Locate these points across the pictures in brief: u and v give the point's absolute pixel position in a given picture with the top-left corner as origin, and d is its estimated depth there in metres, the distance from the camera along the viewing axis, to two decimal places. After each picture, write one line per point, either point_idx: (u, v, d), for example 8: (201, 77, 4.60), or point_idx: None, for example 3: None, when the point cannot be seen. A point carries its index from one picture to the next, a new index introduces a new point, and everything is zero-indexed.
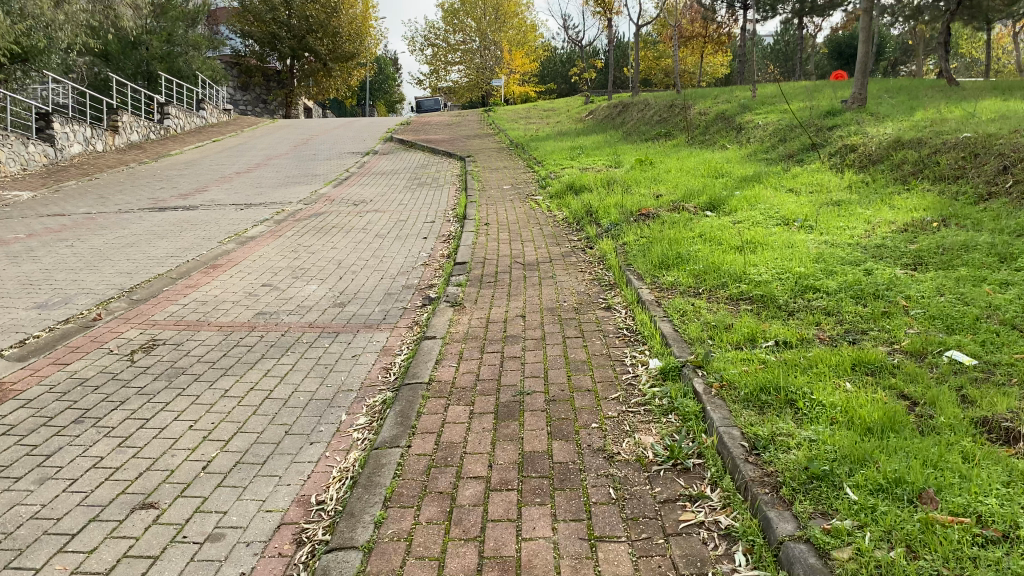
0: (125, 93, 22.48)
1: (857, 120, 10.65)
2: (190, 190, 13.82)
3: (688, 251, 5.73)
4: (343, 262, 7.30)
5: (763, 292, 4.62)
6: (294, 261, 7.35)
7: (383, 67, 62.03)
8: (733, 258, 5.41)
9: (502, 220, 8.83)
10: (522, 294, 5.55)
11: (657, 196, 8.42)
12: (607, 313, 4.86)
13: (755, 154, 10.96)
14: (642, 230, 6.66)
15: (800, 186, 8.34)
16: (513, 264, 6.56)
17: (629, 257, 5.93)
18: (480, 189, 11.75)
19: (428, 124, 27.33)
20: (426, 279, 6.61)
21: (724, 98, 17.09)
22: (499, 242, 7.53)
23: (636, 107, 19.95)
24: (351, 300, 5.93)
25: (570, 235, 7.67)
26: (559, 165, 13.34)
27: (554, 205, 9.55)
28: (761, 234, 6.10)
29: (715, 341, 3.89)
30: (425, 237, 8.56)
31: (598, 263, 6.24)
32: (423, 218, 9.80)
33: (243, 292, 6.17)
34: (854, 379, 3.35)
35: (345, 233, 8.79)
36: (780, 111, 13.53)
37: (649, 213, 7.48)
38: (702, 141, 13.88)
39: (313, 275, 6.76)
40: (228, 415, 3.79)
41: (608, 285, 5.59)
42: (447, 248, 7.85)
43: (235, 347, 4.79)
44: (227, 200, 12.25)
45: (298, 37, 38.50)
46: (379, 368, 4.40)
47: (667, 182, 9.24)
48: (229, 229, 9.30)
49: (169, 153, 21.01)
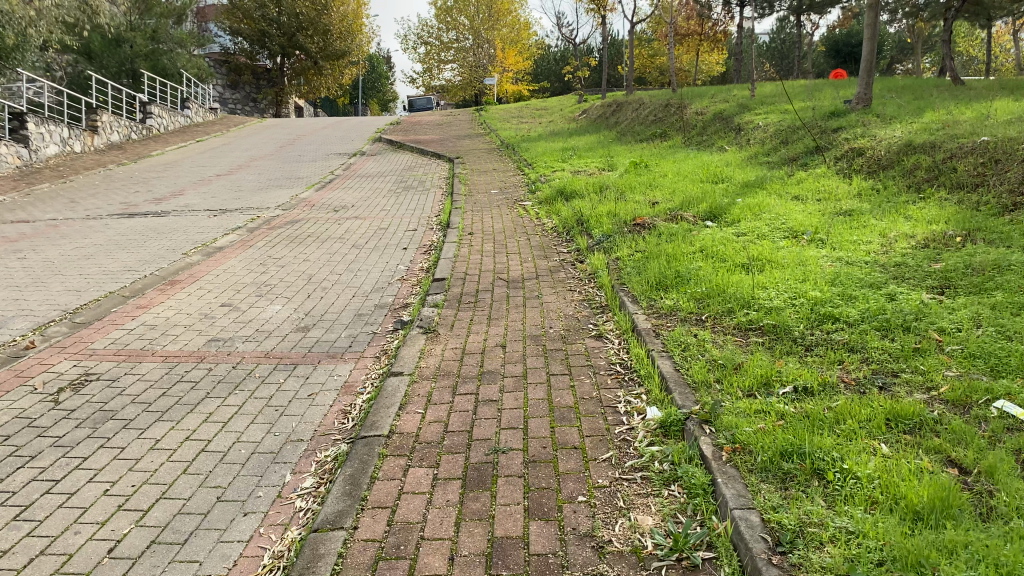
0: (106, 91, 21.85)
1: (863, 122, 10.14)
2: (166, 194, 13.24)
3: (687, 269, 5.20)
4: (314, 277, 6.75)
5: (773, 322, 4.09)
6: (261, 276, 6.79)
7: (376, 65, 61.55)
8: (739, 278, 4.88)
9: (488, 229, 8.30)
10: (503, 318, 5.01)
11: (653, 203, 7.90)
12: (597, 343, 4.32)
13: (756, 158, 10.43)
14: (636, 244, 6.13)
15: (806, 193, 7.83)
16: (496, 281, 6.02)
17: (623, 275, 5.40)
18: (467, 193, 11.23)
19: (419, 124, 26.77)
20: (401, 297, 6.05)
21: (721, 98, 16.58)
22: (483, 255, 6.99)
23: (630, 107, 19.43)
24: (316, 323, 5.37)
25: (560, 247, 7.12)
26: (550, 167, 12.81)
27: (544, 211, 9.03)
28: (767, 251, 5.57)
29: (723, 386, 3.36)
30: (405, 248, 8.01)
31: (589, 282, 5.69)
32: (405, 226, 9.24)
33: (198, 313, 5.61)
34: (890, 441, 2.82)
35: (320, 243, 8.22)
36: (780, 112, 13.02)
37: (644, 224, 6.94)
38: (699, 142, 13.36)
39: (278, 293, 6.20)
40: (154, 474, 3.24)
41: (599, 307, 5.05)
42: (427, 261, 7.31)
43: (177, 385, 4.23)
44: (202, 205, 11.68)
45: (288, 35, 37.60)
46: (336, 412, 3.85)
47: (663, 187, 8.72)
48: (198, 238, 8.73)
49: (150, 154, 20.40)
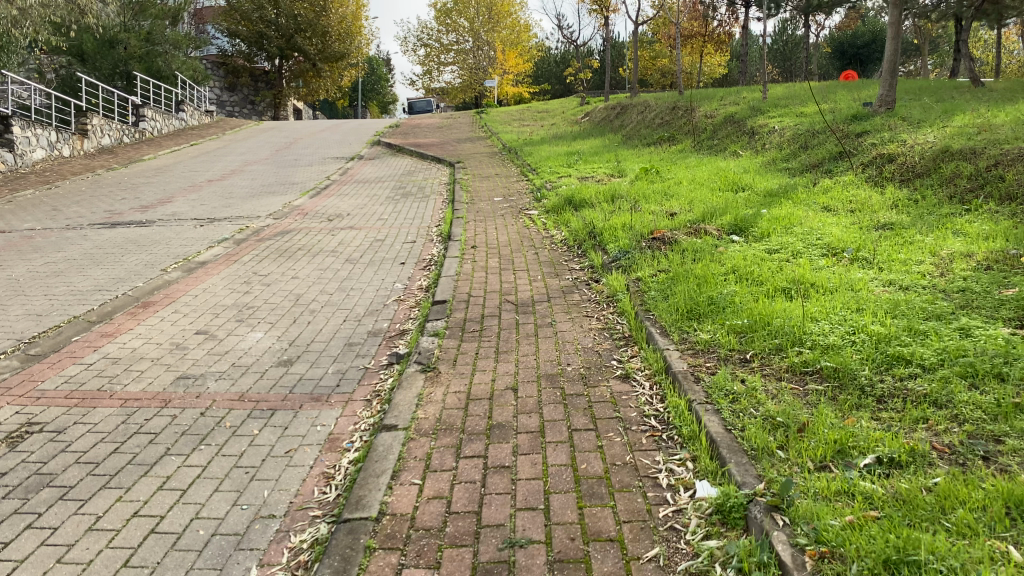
0: (97, 94, 21.22)
1: (890, 125, 9.53)
2: (154, 201, 12.62)
3: (721, 294, 4.58)
4: (302, 297, 6.14)
5: (833, 366, 3.47)
6: (243, 297, 6.17)
7: (375, 67, 60.99)
8: (783, 306, 4.27)
9: (492, 241, 7.69)
10: (514, 350, 4.39)
11: (670, 214, 7.31)
12: (624, 386, 3.70)
13: (775, 164, 9.84)
14: (659, 262, 5.52)
15: (836, 204, 7.22)
16: (503, 304, 5.40)
17: (647, 300, 4.78)
18: (468, 201, 10.64)
19: (419, 126, 26.20)
20: (398, 322, 5.43)
21: (731, 100, 15.98)
22: (488, 273, 6.39)
23: (636, 109, 18.82)
24: (301, 356, 4.75)
25: (571, 264, 6.51)
26: (556, 173, 12.21)
27: (551, 222, 8.43)
28: (808, 272, 4.95)
29: (790, 456, 2.75)
30: (403, 262, 7.38)
31: (608, 307, 5.08)
32: (403, 237, 8.61)
33: (169, 343, 5.00)
34: (1018, 540, 2.19)
35: (310, 257, 7.60)
36: (797, 115, 12.41)
37: (665, 239, 6.34)
38: (710, 147, 12.75)
39: (261, 318, 5.58)
40: (87, 568, 2.62)
41: (622, 339, 4.43)
42: (426, 278, 6.70)
43: (133, 439, 3.61)
44: (189, 214, 11.05)
45: (286, 36, 37.14)
46: (316, 476, 3.24)
47: (680, 196, 8.11)
48: (180, 251, 8.12)
49: (142, 158, 19.78)
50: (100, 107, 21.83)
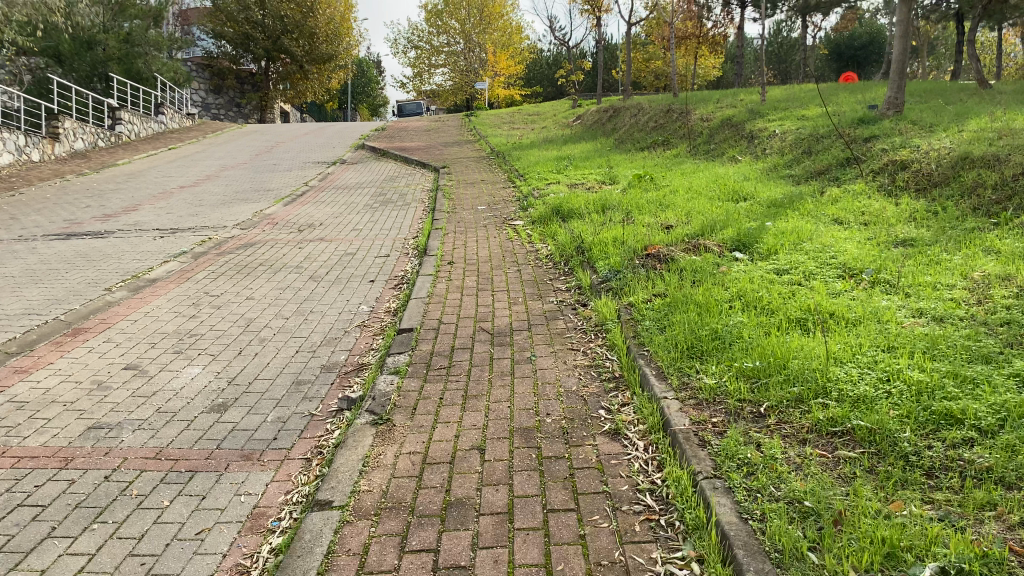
0: (71, 96, 20.50)
1: (899, 129, 8.94)
2: (119, 209, 11.95)
3: (726, 327, 3.96)
4: (254, 323, 5.48)
5: (868, 427, 2.84)
6: (189, 322, 5.52)
7: (366, 70, 60.44)
8: (800, 343, 3.64)
9: (471, 255, 7.07)
10: (484, 393, 3.75)
11: (666, 226, 6.70)
12: (613, 448, 3.07)
13: (776, 172, 9.26)
14: (654, 285, 4.90)
15: (846, 216, 6.63)
16: (477, 332, 4.76)
17: (640, 332, 4.16)
18: (449, 209, 10.02)
19: (406, 130, 25.55)
20: (357, 354, 4.78)
21: (728, 102, 15.42)
22: (464, 293, 5.77)
23: (629, 112, 18.25)
24: (239, 399, 4.09)
25: (557, 283, 5.89)
26: (544, 179, 11.57)
27: (537, 233, 7.82)
28: (823, 299, 4.34)
29: (825, 562, 2.12)
30: (372, 280, 6.73)
31: (596, 338, 4.45)
32: (376, 250, 7.97)
33: (91, 381, 4.34)
34: None
35: (271, 274, 6.94)
36: (798, 119, 11.81)
37: (660, 256, 5.73)
38: (707, 152, 12.15)
39: (203, 349, 4.92)
40: None
41: (611, 380, 3.80)
42: (395, 299, 6.06)
43: (14, 514, 2.95)
44: (153, 223, 10.38)
45: (273, 38, 36.41)
46: (228, 571, 2.58)
47: (676, 206, 7.50)
48: (131, 266, 7.45)
49: (116, 163, 19.06)
50: (75, 111, 21.11)
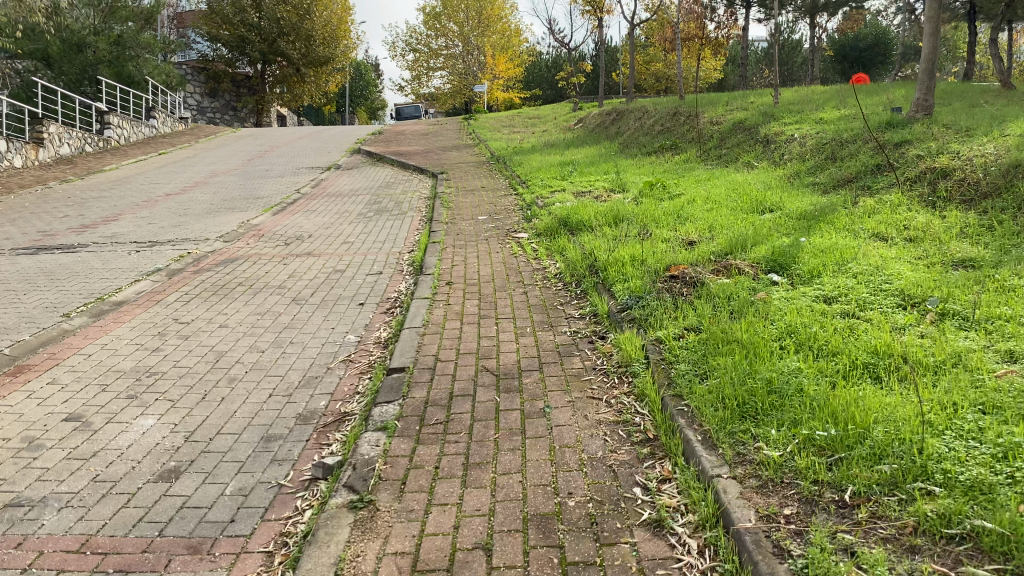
0: (57, 100, 19.80)
1: (934, 134, 8.29)
2: (99, 219, 11.26)
3: (782, 376, 3.28)
4: (223, 358, 4.79)
5: (999, 532, 2.15)
6: (151, 357, 4.83)
7: (365, 73, 59.89)
8: (880, 400, 2.96)
9: (472, 274, 6.41)
10: (489, 461, 3.06)
11: (688, 242, 6.04)
12: (657, 551, 2.39)
13: (800, 180, 8.62)
14: (686, 319, 4.22)
15: (888, 230, 5.96)
16: (479, 373, 4.08)
17: (676, 379, 3.47)
18: (447, 219, 9.36)
19: (403, 133, 24.92)
20: (338, 400, 4.09)
21: (737, 104, 14.80)
22: (465, 320, 5.09)
23: (633, 115, 17.62)
24: (194, 463, 3.40)
25: (569, 309, 5.22)
26: (548, 186, 10.92)
27: (544, 247, 7.17)
28: (889, 336, 3.66)
29: None
30: (362, 303, 6.03)
31: (621, 382, 3.77)
32: (367, 267, 7.29)
33: (21, 438, 3.66)
34: None
35: (250, 297, 6.25)
36: (817, 122, 11.16)
37: (685, 279, 5.06)
38: (720, 157, 11.52)
39: (160, 393, 4.23)
40: None
41: (645, 444, 3.12)
42: (386, 326, 5.38)
43: None
44: (131, 236, 9.68)
45: (269, 40, 35.69)
46: None
47: (697, 219, 6.83)
48: (97, 287, 6.76)
49: (102, 169, 18.36)
50: (60, 115, 20.42)
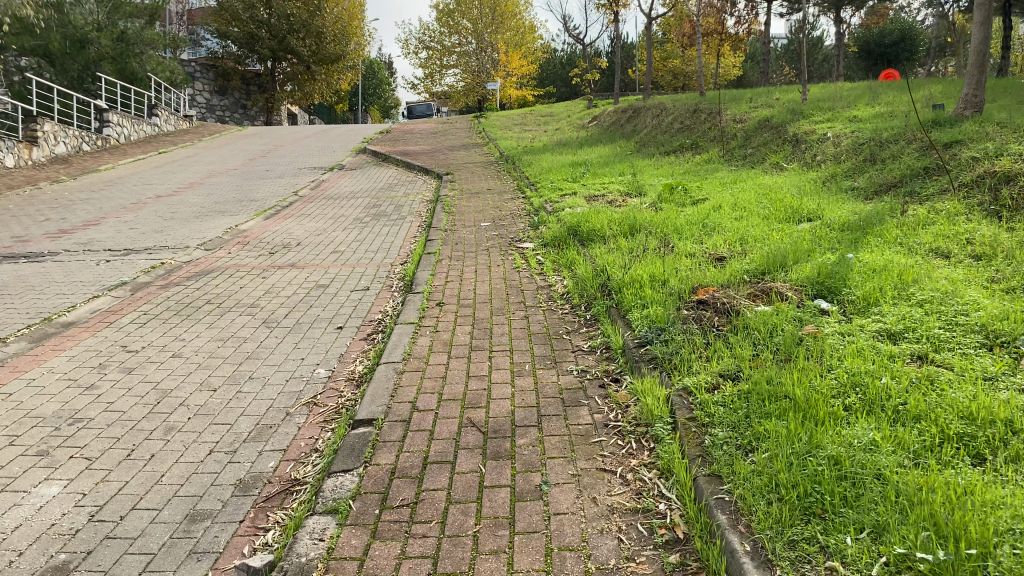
0: (52, 97, 19.15)
1: (988, 133, 7.47)
2: (79, 223, 10.57)
3: (853, 453, 2.49)
4: (163, 402, 4.02)
5: None
6: (80, 396, 4.08)
7: (378, 71, 59.17)
8: (996, 501, 2.16)
9: (469, 291, 5.65)
10: (463, 571, 2.29)
11: (716, 257, 5.27)
12: None
13: (835, 184, 7.84)
14: (720, 363, 3.45)
15: (948, 243, 5.16)
16: (464, 428, 3.30)
17: (713, 453, 2.70)
18: (447, 226, 8.61)
19: (411, 132, 24.23)
20: (289, 462, 3.32)
21: (762, 101, 14.00)
22: (454, 350, 4.32)
23: (650, 112, 16.85)
24: (88, 557, 2.64)
25: (578, 339, 4.45)
26: (559, 189, 10.17)
27: (552, 259, 6.41)
28: (983, 392, 2.86)
29: None
30: (341, 328, 5.26)
31: (641, 447, 2.99)
32: (354, 281, 6.56)
33: None
34: None
35: (215, 319, 5.51)
36: (851, 120, 10.33)
37: (714, 307, 4.28)
38: (744, 158, 10.73)
39: (77, 450, 3.47)
40: None
41: (673, 550, 2.34)
42: (363, 357, 4.61)
43: None
44: (106, 242, 8.97)
45: (278, 38, 35.16)
46: None
47: (725, 229, 6.05)
48: (49, 304, 6.04)
49: (98, 169, 17.72)
50: (58, 112, 19.83)
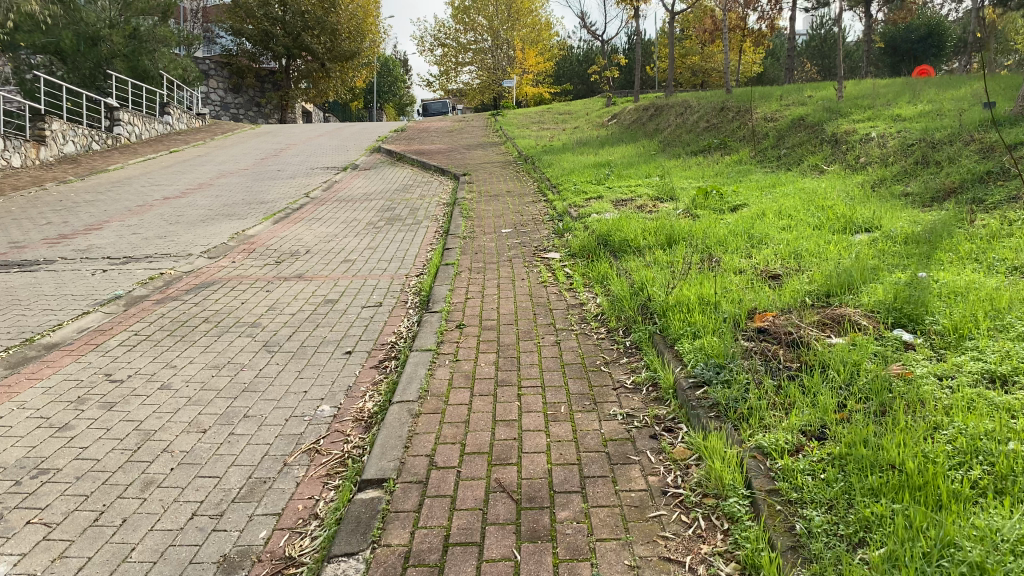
0: (61, 95, 18.76)
1: None
2: (81, 228, 10.10)
3: (1004, 560, 1.92)
4: (144, 448, 3.50)
5: None
6: (49, 440, 3.56)
7: (392, 69, 58.61)
8: None
9: (492, 310, 5.12)
10: None
11: (771, 277, 4.72)
12: None
13: (886, 188, 7.25)
14: (799, 416, 2.88)
15: None
16: (492, 493, 2.74)
17: (811, 549, 2.14)
18: (466, 233, 8.08)
19: (426, 130, 23.73)
20: (284, 534, 2.79)
21: (793, 98, 13.39)
22: (478, 385, 3.78)
23: (674, 110, 16.27)
24: None
25: (620, 372, 3.90)
26: (583, 192, 9.62)
27: (582, 273, 5.87)
28: None
29: None
30: (349, 352, 4.72)
31: (713, 528, 2.43)
32: (365, 295, 6.04)
33: None
34: None
35: (211, 341, 4.99)
36: (894, 119, 9.71)
37: (778, 339, 3.72)
38: (779, 160, 10.14)
39: (36, 513, 2.96)
40: None
41: None
42: (373, 391, 4.07)
43: None
44: (105, 249, 8.49)
45: (293, 35, 34.73)
46: None
47: (775, 242, 5.50)
48: (33, 322, 5.53)
49: (106, 168, 17.29)
50: (67, 111, 19.43)
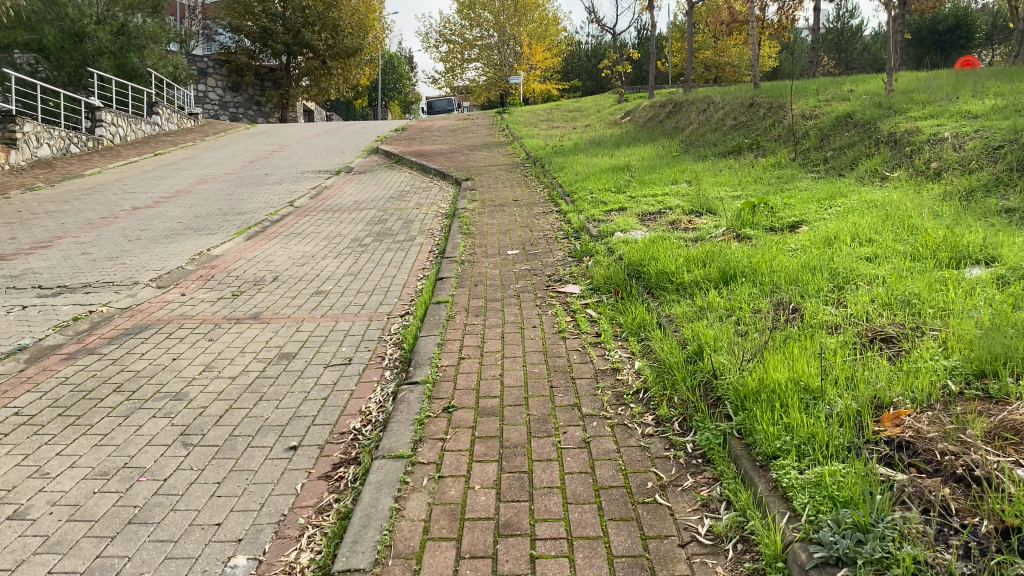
0: (37, 95, 17.50)
1: None
2: (28, 246, 8.85)
3: None
4: None
5: None
6: None
7: (397, 66, 57.08)
8: None
9: (493, 379, 3.79)
10: None
11: (883, 343, 3.37)
12: None
13: (980, 201, 5.91)
14: None
15: None
16: None
17: None
18: (464, 255, 6.76)
19: (428, 130, 22.42)
20: None
21: (831, 92, 12.09)
22: (468, 535, 2.45)
23: (695, 106, 14.96)
24: None
25: (686, 508, 2.56)
26: (602, 202, 8.32)
27: (612, 319, 4.54)
28: None
29: None
30: (293, 450, 3.38)
31: None
32: (333, 347, 4.72)
33: None
34: None
35: (110, 427, 3.66)
36: (963, 116, 8.36)
37: (936, 470, 2.38)
38: (826, 163, 8.83)
39: None
40: None
41: None
42: (316, 531, 2.73)
43: None
44: (41, 275, 7.21)
45: (293, 31, 33.45)
46: None
47: (869, 284, 4.15)
48: None
49: (82, 173, 16.04)
50: (44, 112, 18.16)
